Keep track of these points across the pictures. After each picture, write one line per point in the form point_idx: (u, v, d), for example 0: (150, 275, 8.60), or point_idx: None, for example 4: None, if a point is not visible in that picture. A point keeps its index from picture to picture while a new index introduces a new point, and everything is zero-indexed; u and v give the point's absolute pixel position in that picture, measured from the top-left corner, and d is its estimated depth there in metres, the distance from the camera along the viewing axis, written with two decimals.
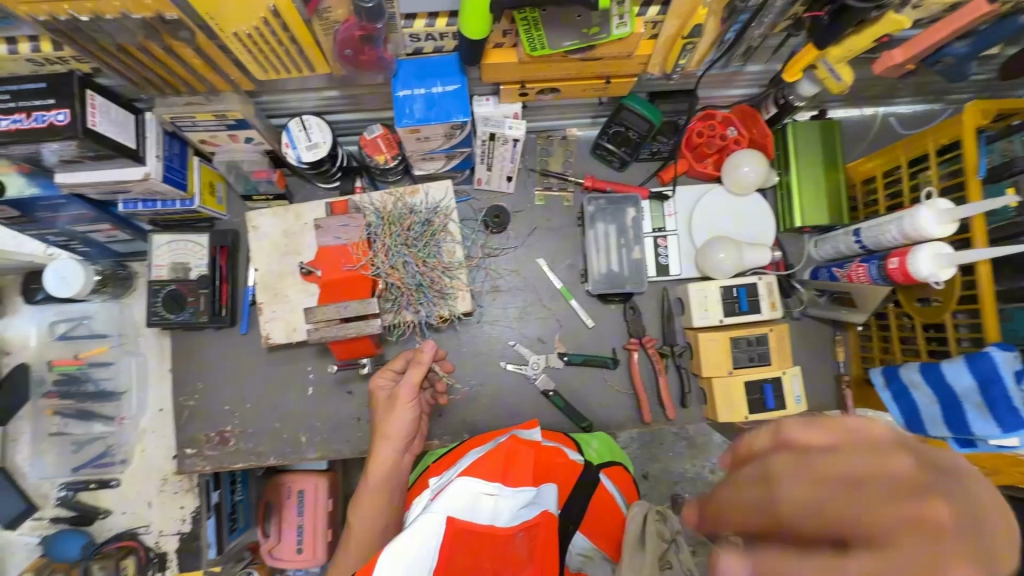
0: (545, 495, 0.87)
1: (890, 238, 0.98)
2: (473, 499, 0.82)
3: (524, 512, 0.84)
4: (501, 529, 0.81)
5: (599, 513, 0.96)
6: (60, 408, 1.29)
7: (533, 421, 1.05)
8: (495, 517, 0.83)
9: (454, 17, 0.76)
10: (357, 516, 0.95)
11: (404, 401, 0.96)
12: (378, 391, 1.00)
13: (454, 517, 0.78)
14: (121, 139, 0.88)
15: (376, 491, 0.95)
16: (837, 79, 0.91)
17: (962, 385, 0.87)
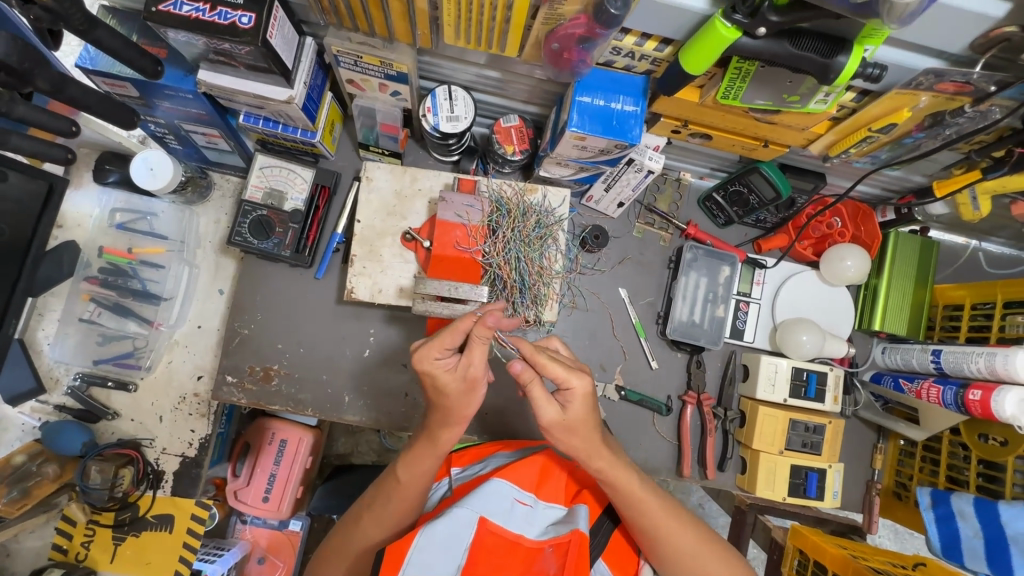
0: (579, 514, 0.83)
1: (973, 368, 1.00)
2: (507, 506, 0.81)
3: (556, 529, 0.81)
4: (530, 542, 0.79)
5: (621, 540, 0.94)
6: (98, 296, 1.23)
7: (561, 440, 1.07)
8: (526, 528, 0.81)
9: (665, 44, 0.76)
10: (404, 473, 0.84)
11: (477, 384, 0.77)
12: (429, 370, 0.75)
13: (488, 517, 0.77)
14: (284, 58, 0.86)
15: (438, 450, 0.84)
16: (975, 208, 0.94)
17: (1015, 529, 0.91)
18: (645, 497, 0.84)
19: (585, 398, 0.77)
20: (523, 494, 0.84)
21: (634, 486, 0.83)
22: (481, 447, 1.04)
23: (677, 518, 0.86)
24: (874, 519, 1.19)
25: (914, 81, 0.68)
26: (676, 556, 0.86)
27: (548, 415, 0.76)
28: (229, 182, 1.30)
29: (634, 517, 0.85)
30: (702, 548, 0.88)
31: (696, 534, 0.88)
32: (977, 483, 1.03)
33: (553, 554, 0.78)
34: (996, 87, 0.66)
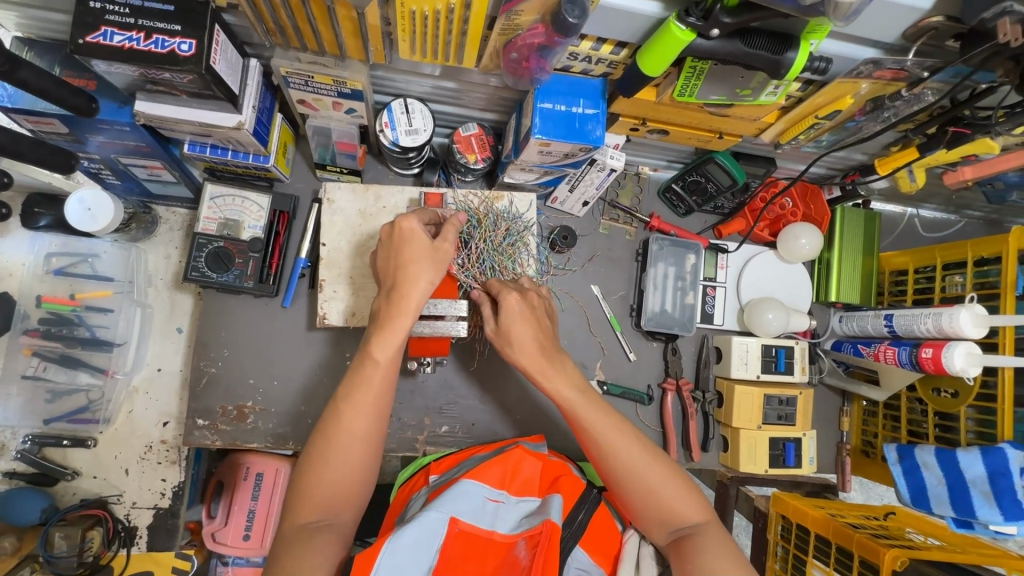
0: (551, 505, 0.83)
1: (922, 328, 1.08)
2: (479, 505, 0.83)
3: (528, 521, 0.82)
4: (501, 537, 0.80)
5: (600, 522, 0.90)
6: (41, 349, 1.14)
7: (540, 436, 1.05)
8: (498, 524, 0.83)
9: (620, 47, 0.77)
10: (379, 350, 0.79)
11: (445, 259, 0.82)
12: (406, 224, 0.81)
13: (459, 518, 0.79)
14: (229, 82, 0.82)
15: (407, 313, 0.80)
16: (912, 181, 1.02)
17: (973, 473, 0.98)
18: (583, 412, 0.85)
19: (515, 312, 0.89)
20: (495, 493, 0.87)
21: (572, 399, 0.86)
22: (459, 452, 1.04)
23: (619, 430, 0.84)
24: (847, 478, 1.27)
25: (856, 70, 0.72)
26: (622, 475, 0.82)
27: (488, 328, 0.91)
28: (176, 214, 1.23)
29: (581, 434, 0.85)
30: (651, 469, 0.82)
31: (639, 449, 0.83)
32: (935, 434, 1.11)
33: (526, 545, 0.78)
34: (929, 72, 0.71)
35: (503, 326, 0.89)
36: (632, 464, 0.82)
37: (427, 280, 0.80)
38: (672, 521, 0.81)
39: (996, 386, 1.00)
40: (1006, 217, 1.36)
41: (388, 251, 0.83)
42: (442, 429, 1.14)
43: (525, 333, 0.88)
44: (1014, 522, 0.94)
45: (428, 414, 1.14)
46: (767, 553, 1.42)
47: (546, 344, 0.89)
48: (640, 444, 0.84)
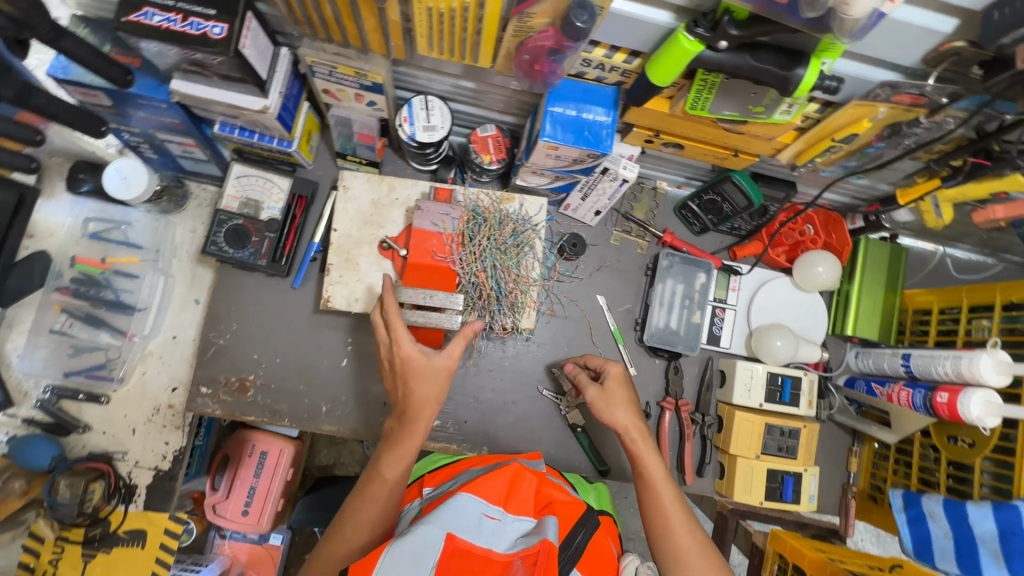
0: (548, 525, 0.78)
1: (940, 371, 1.02)
2: (475, 520, 0.77)
3: (525, 541, 0.77)
4: (498, 556, 0.75)
5: (597, 546, 0.85)
6: (70, 307, 1.21)
7: (537, 452, 0.98)
8: (495, 541, 0.77)
9: (633, 56, 0.77)
10: (388, 466, 0.82)
11: (448, 374, 0.83)
12: (402, 351, 0.82)
13: (455, 534, 0.74)
14: (257, 67, 0.86)
15: (417, 430, 0.83)
16: (938, 215, 0.95)
17: (983, 529, 0.92)
18: (661, 487, 0.87)
19: (619, 379, 0.94)
20: (491, 508, 0.81)
21: (656, 471, 0.88)
22: (456, 464, 0.98)
23: (687, 519, 0.85)
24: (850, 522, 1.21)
25: (872, 93, 0.70)
26: (675, 558, 0.83)
27: (590, 389, 0.93)
28: (206, 191, 1.29)
29: (649, 507, 0.87)
30: (705, 563, 0.83)
31: (701, 542, 0.84)
32: (947, 484, 1.05)
33: (522, 566, 0.73)
34: (949, 99, 0.68)
35: (610, 387, 0.93)
36: (686, 554, 0.83)
37: (433, 399, 0.83)
38: None
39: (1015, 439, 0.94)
40: None
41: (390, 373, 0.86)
42: (434, 423, 1.15)
43: (624, 407, 0.91)
44: None
45: None
46: None
47: (640, 416, 0.92)
48: (701, 541, 0.84)
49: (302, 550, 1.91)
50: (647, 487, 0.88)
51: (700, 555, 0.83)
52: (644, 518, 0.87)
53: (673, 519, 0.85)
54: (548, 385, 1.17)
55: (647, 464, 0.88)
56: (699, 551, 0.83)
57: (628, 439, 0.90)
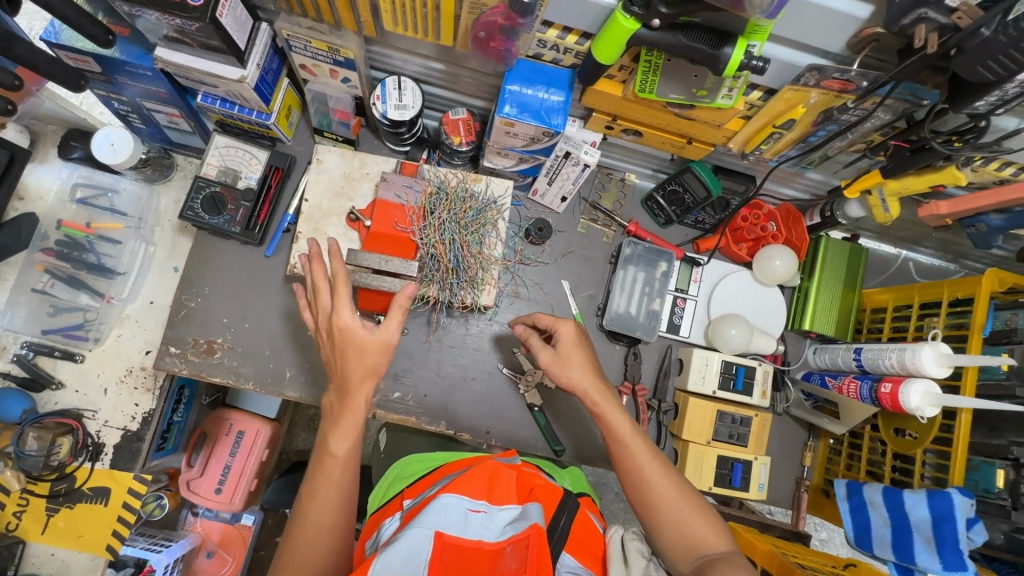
0: (533, 511, 0.77)
1: (887, 363, 1.04)
2: (460, 517, 0.75)
3: (514, 526, 0.75)
4: (489, 545, 0.74)
5: (585, 526, 0.85)
6: (52, 268, 1.26)
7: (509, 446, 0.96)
8: (484, 532, 0.75)
9: (584, 39, 0.82)
10: (335, 443, 0.83)
11: (389, 345, 0.83)
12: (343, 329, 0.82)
13: (443, 531, 0.72)
14: (235, 38, 0.91)
15: (358, 395, 0.83)
16: (885, 211, 1.00)
17: (917, 516, 0.93)
18: (630, 440, 0.90)
19: (571, 340, 0.96)
20: (476, 503, 0.78)
21: (621, 426, 0.91)
22: (430, 473, 0.94)
23: (660, 465, 0.89)
24: (802, 515, 1.22)
25: (802, 78, 0.74)
26: (655, 504, 0.86)
27: (544, 354, 0.95)
28: (192, 164, 1.34)
29: (620, 458, 0.90)
30: (683, 499, 0.86)
31: (675, 482, 0.88)
32: (891, 475, 1.07)
33: (515, 551, 0.72)
34: (874, 85, 0.72)
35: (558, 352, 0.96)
36: (667, 496, 0.86)
37: (376, 366, 0.83)
38: (699, 550, 0.83)
39: (953, 430, 0.96)
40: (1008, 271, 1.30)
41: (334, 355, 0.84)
42: (395, 394, 1.17)
43: (572, 370, 0.94)
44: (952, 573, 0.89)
45: (384, 378, 1.18)
46: None
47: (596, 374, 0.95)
48: (678, 480, 0.88)
49: (273, 533, 1.92)
50: (615, 443, 0.90)
51: (678, 493, 0.87)
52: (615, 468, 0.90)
53: (646, 467, 0.88)
54: (507, 362, 1.20)
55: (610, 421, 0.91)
56: (677, 489, 0.87)
57: (591, 401, 0.93)
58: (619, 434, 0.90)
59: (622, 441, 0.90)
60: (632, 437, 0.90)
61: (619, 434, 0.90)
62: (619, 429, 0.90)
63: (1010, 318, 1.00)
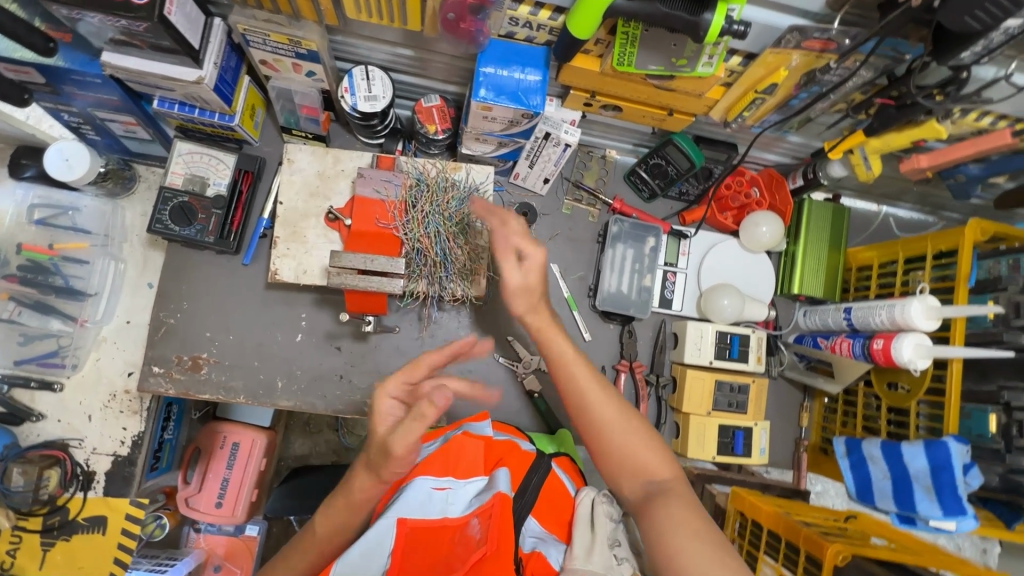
0: (498, 478, 0.84)
1: (877, 320, 1.06)
2: (426, 497, 0.83)
3: (479, 498, 0.83)
4: (453, 521, 0.82)
5: (553, 488, 0.92)
6: (18, 295, 1.20)
7: (485, 413, 1.02)
8: (450, 508, 0.84)
9: (557, 13, 0.79)
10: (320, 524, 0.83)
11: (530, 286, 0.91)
12: (393, 445, 0.73)
13: (406, 517, 0.80)
14: (188, 36, 0.86)
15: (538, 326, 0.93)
16: (868, 168, 1.00)
17: (916, 467, 0.95)
18: (567, 364, 0.90)
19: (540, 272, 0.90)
20: (443, 480, 0.87)
21: (559, 347, 0.91)
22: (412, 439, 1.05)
23: (599, 389, 0.88)
24: (803, 475, 1.25)
25: (783, 40, 0.72)
26: (596, 429, 0.86)
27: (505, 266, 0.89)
28: (155, 174, 1.28)
29: (568, 388, 0.89)
30: (626, 423, 0.86)
31: (619, 409, 0.87)
32: (887, 429, 1.09)
33: (478, 521, 0.79)
34: (855, 42, 0.71)
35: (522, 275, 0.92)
36: (607, 421, 0.86)
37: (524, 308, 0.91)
38: (644, 478, 0.83)
39: (945, 379, 0.98)
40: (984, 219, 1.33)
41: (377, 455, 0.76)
42: None
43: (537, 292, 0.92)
44: (953, 517, 0.91)
45: (379, 379, 1.16)
46: None
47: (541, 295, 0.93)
48: (621, 407, 0.87)
49: (281, 540, 1.90)
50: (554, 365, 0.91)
51: (622, 421, 0.86)
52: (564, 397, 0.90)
53: (585, 390, 0.88)
54: (503, 351, 1.18)
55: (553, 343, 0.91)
56: (619, 415, 0.86)
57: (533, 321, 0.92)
58: (557, 358, 0.90)
59: (559, 362, 0.90)
60: (569, 361, 0.90)
61: (557, 357, 0.90)
62: (556, 350, 0.91)
63: (992, 267, 1.01)
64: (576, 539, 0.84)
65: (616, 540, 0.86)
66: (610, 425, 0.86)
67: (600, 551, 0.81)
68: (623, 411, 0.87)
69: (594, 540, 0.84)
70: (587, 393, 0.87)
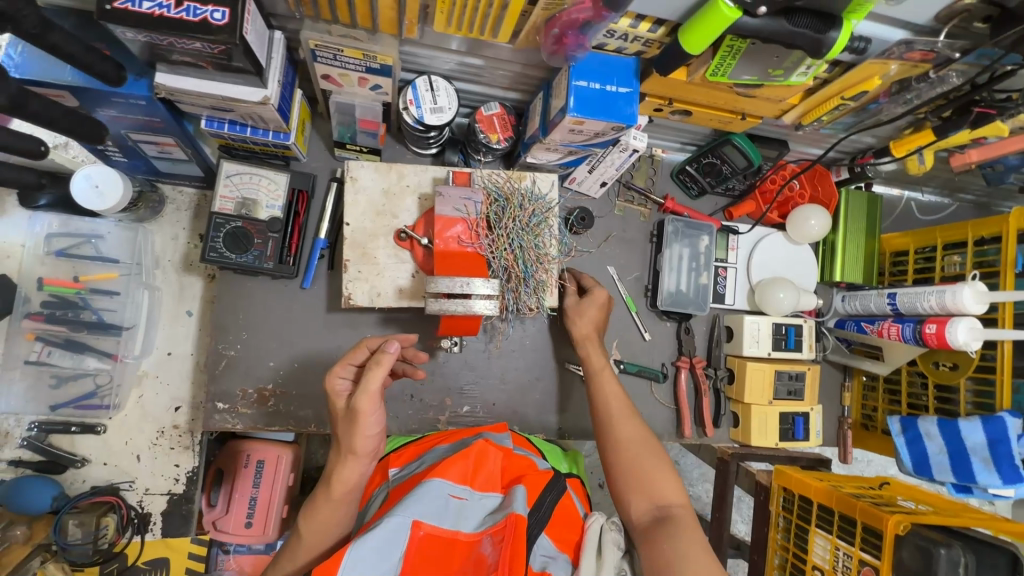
0: (514, 497, 0.78)
1: (925, 305, 1.11)
2: (442, 504, 0.77)
3: (493, 518, 0.77)
4: (466, 537, 0.75)
5: (566, 508, 0.85)
6: (44, 334, 1.10)
7: (503, 425, 1.01)
8: (462, 523, 0.77)
9: (658, 25, 0.77)
10: (342, 475, 0.82)
11: (602, 312, 1.10)
12: (360, 402, 0.79)
13: (423, 520, 0.73)
14: (258, 55, 0.80)
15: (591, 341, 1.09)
16: (921, 162, 1.05)
17: (973, 440, 1.04)
18: (606, 382, 1.03)
19: (600, 302, 1.10)
20: (458, 490, 0.81)
21: (599, 365, 1.05)
22: (419, 443, 1.00)
23: (626, 412, 0.99)
24: (848, 450, 1.32)
25: (888, 52, 0.75)
26: (618, 441, 0.95)
27: (569, 300, 1.12)
28: (183, 194, 1.19)
29: (599, 403, 1.01)
30: (644, 444, 0.94)
31: (639, 431, 0.96)
32: (934, 405, 1.17)
33: (491, 541, 0.73)
34: (959, 54, 0.74)
35: (580, 305, 1.10)
36: (627, 440, 0.94)
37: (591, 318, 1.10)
38: (654, 497, 0.88)
39: (996, 358, 1.06)
40: (996, 199, 1.42)
41: (343, 425, 0.82)
42: (464, 409, 1.14)
43: (588, 321, 1.09)
44: (1011, 485, 1.00)
45: (449, 395, 1.14)
46: (770, 524, 1.37)
47: (598, 332, 1.10)
48: (642, 431, 0.96)
49: None
50: (593, 381, 1.04)
51: (639, 442, 0.94)
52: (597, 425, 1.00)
53: (615, 409, 0.99)
54: (576, 360, 1.17)
55: (599, 363, 1.06)
56: (638, 435, 0.95)
57: (583, 342, 1.09)
58: (598, 378, 1.03)
59: (599, 380, 1.03)
60: (609, 383, 1.03)
61: (598, 378, 1.03)
62: (595, 370, 1.05)
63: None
64: (586, 562, 0.78)
65: (622, 568, 0.81)
66: (630, 442, 0.94)
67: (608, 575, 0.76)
68: (642, 433, 0.95)
69: (603, 567, 0.78)
70: (618, 411, 0.98)
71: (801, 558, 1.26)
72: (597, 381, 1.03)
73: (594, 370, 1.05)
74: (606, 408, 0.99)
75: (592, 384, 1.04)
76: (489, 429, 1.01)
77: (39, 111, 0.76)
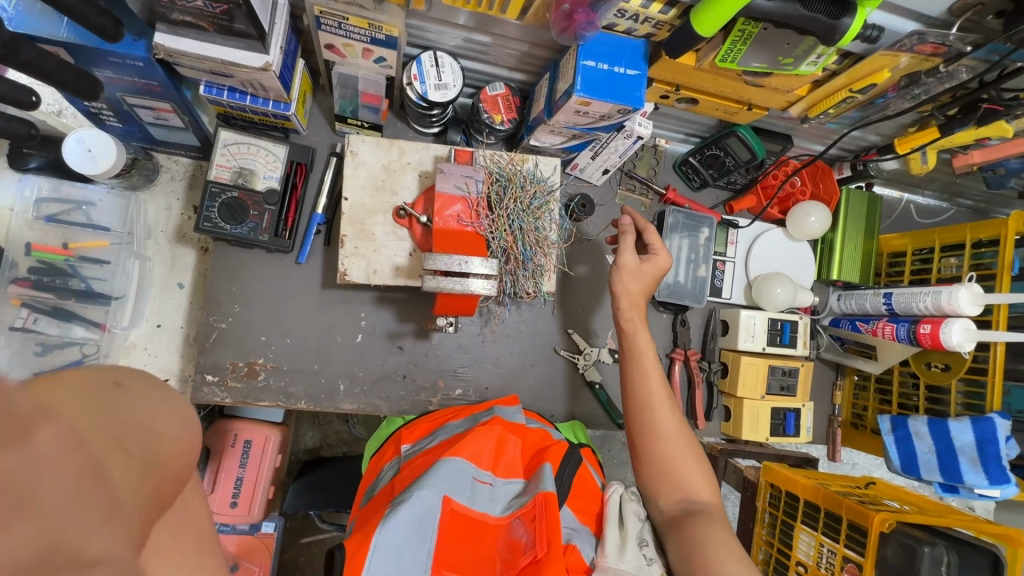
0: (541, 476, 0.81)
1: (921, 306, 1.11)
2: (468, 485, 0.79)
3: (520, 500, 0.80)
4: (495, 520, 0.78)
5: (584, 483, 0.88)
6: (32, 301, 1.04)
7: (513, 399, 1.03)
8: (489, 506, 0.80)
9: (669, 7, 0.76)
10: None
11: (652, 275, 1.02)
12: None
13: (451, 496, 0.76)
14: (262, 19, 0.78)
15: (637, 311, 1.01)
16: (923, 161, 1.05)
17: (962, 441, 1.04)
18: (647, 364, 0.97)
19: (655, 264, 1.02)
20: (483, 474, 0.83)
21: (642, 343, 0.98)
22: (430, 419, 1.00)
23: (665, 398, 0.94)
24: (837, 448, 1.33)
25: (899, 43, 0.74)
26: (654, 430, 0.91)
27: (627, 257, 1.00)
28: (177, 163, 1.18)
29: (636, 385, 0.95)
30: (681, 437, 0.91)
31: (677, 422, 0.93)
32: (925, 406, 1.17)
33: (521, 523, 0.76)
34: (970, 48, 0.74)
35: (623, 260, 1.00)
36: (665, 430, 0.91)
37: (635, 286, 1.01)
38: (685, 491, 0.88)
39: (988, 360, 1.06)
40: (995, 204, 1.42)
41: None
42: (456, 392, 1.13)
43: (637, 284, 1.01)
44: (998, 485, 1.01)
45: (442, 377, 1.13)
46: (755, 520, 1.37)
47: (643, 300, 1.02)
48: (680, 422, 0.93)
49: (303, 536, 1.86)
50: (632, 363, 0.98)
51: (677, 434, 0.91)
52: (629, 403, 0.96)
53: (654, 394, 0.94)
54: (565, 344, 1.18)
55: (642, 341, 0.99)
56: (676, 426, 0.92)
57: (624, 315, 1.01)
58: (638, 358, 0.97)
59: (639, 362, 0.97)
60: (651, 365, 0.97)
61: (638, 358, 0.97)
62: (636, 348, 0.98)
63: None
64: (609, 533, 0.81)
65: (644, 539, 0.82)
66: (667, 434, 0.91)
67: (631, 549, 0.79)
68: (678, 424, 0.93)
69: (625, 538, 0.81)
70: (658, 396, 0.94)
71: (786, 554, 1.26)
72: (638, 360, 0.97)
73: (636, 348, 0.99)
74: (644, 393, 0.94)
75: (630, 364, 0.98)
76: (501, 403, 1.03)
77: (32, 60, 0.72)
